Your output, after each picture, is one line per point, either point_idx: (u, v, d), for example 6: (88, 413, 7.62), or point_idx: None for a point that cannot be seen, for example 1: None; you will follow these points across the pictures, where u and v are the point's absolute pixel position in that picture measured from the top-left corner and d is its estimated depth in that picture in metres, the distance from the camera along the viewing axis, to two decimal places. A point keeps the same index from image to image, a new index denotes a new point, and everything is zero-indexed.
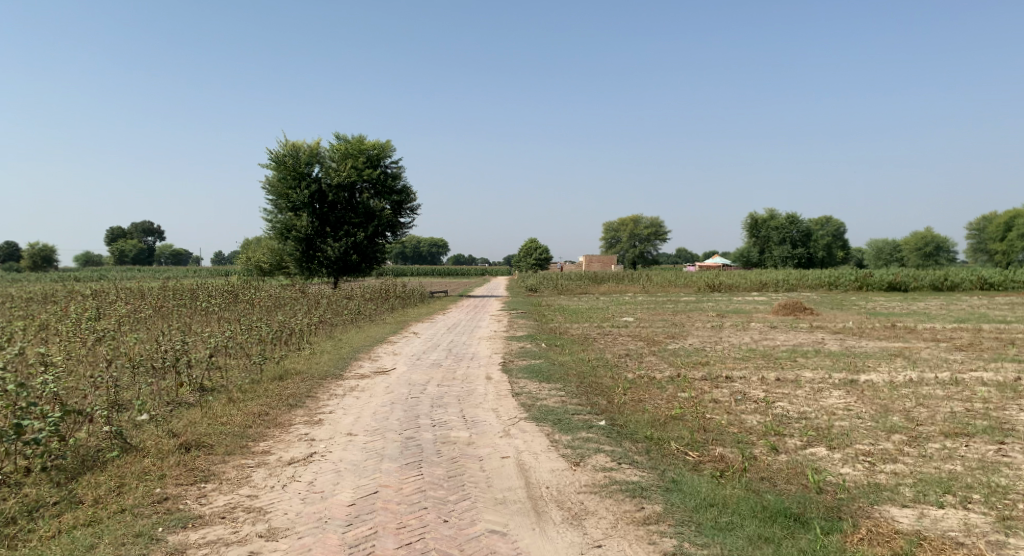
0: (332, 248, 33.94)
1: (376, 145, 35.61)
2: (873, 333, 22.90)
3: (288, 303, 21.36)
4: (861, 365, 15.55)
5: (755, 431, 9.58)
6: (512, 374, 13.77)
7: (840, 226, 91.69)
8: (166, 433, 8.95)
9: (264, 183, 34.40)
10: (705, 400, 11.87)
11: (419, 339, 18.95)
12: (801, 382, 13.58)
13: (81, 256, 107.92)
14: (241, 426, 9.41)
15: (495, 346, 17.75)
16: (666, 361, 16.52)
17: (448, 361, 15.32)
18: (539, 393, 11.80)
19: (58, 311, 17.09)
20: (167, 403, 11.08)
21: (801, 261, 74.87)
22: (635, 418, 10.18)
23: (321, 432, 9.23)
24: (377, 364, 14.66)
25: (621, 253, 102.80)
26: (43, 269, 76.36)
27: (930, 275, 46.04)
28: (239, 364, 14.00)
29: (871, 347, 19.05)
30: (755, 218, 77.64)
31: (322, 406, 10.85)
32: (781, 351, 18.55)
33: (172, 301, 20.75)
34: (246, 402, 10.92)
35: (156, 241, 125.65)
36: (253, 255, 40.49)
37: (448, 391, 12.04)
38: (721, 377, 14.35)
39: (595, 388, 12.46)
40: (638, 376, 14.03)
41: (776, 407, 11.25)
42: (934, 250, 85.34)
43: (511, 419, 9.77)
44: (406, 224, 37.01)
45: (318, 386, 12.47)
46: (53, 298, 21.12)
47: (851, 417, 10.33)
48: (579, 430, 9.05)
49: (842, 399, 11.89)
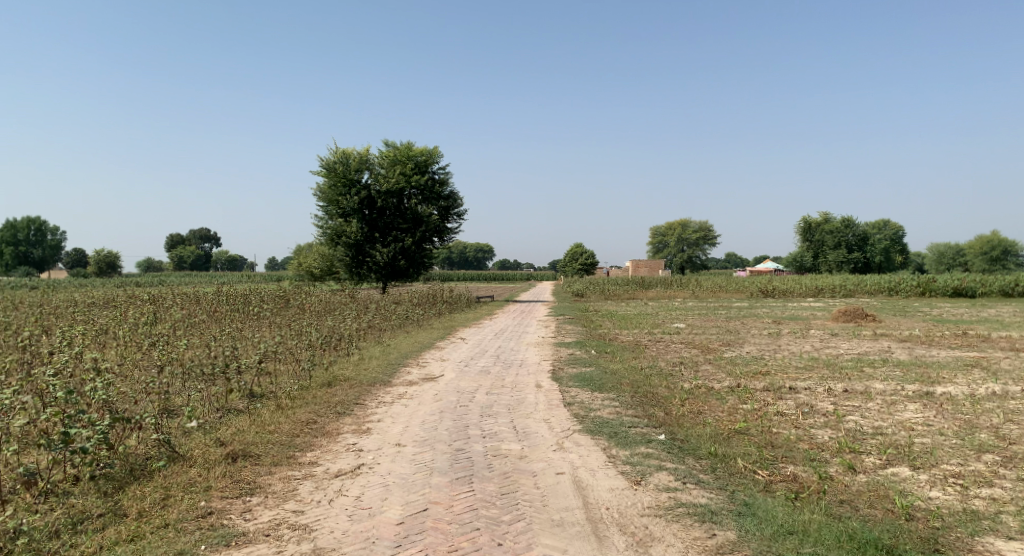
0: (380, 253, 33.90)
1: (424, 151, 35.53)
2: (943, 342, 21.92)
3: (337, 308, 21.25)
4: (935, 377, 14.80)
5: (827, 448, 8.95)
6: (564, 382, 13.31)
7: (899, 229, 88.96)
8: (214, 442, 8.72)
9: (314, 190, 34.59)
10: (768, 412, 11.26)
11: (467, 345, 18.62)
12: (871, 394, 12.88)
13: (141, 262, 110.61)
14: (288, 435, 9.13)
15: (545, 353, 17.34)
16: (724, 370, 15.89)
17: (496, 368, 14.94)
18: (592, 403, 11.32)
19: (115, 316, 17.24)
20: (215, 409, 10.92)
21: (858, 266, 72.82)
22: (696, 431, 9.64)
23: (369, 442, 8.91)
24: (425, 371, 14.37)
25: (670, 258, 101.48)
26: (105, 275, 78.41)
27: (999, 280, 44.17)
28: (288, 369, 13.82)
29: (943, 357, 18.19)
30: (809, 221, 75.78)
31: (370, 414, 10.56)
32: (845, 360, 17.78)
33: (225, 306, 20.84)
34: (294, 409, 10.68)
35: (212, 246, 128.47)
36: (303, 261, 40.79)
37: (498, 399, 11.64)
38: (783, 388, 13.68)
39: (650, 399, 11.93)
40: (695, 386, 13.46)
41: (847, 422, 10.59)
42: (1001, 254, 82.15)
43: (564, 431, 9.31)
44: (453, 230, 36.78)
45: (367, 392, 12.20)
46: (112, 302, 21.41)
47: (932, 434, 9.66)
48: (637, 445, 8.55)
49: (919, 414, 11.18)
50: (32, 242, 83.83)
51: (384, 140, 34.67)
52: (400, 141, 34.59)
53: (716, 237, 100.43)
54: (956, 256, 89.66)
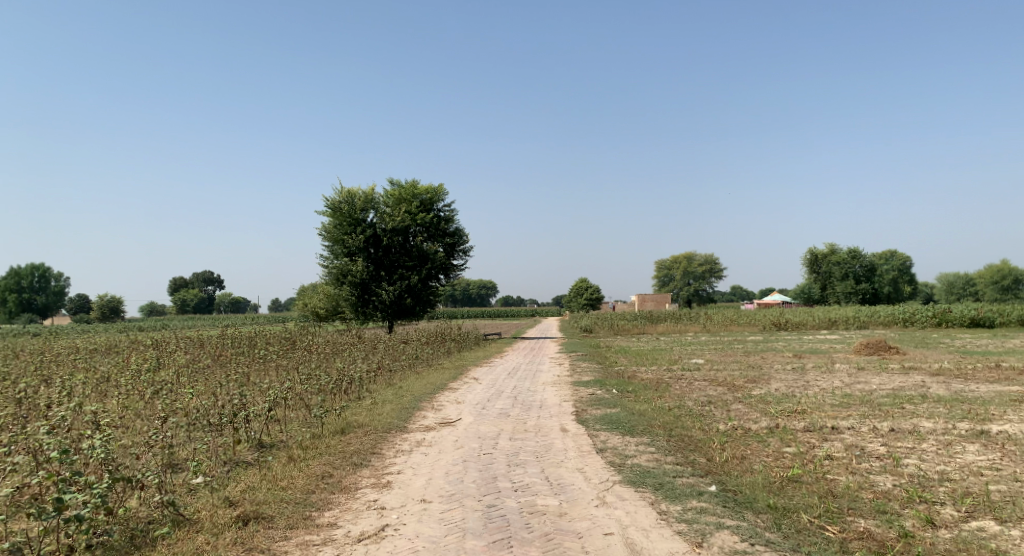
0: (387, 292, 33.19)
1: (430, 189, 35.02)
2: (977, 374, 21.07)
3: (346, 348, 20.52)
4: (984, 414, 14.00)
5: (894, 498, 8.13)
6: (590, 425, 12.47)
7: (906, 259, 88.14)
8: (223, 501, 7.94)
9: (319, 229, 34.05)
10: (817, 456, 10.43)
11: (482, 385, 17.80)
12: (922, 434, 12.06)
13: (145, 307, 109.96)
14: (302, 492, 8.33)
15: (564, 392, 16.55)
16: (757, 408, 15.01)
17: (516, 410, 14.08)
18: (626, 449, 10.50)
19: (117, 363, 16.55)
20: (223, 462, 10.14)
21: (866, 297, 71.88)
22: (747, 480, 8.82)
23: (390, 498, 8.10)
24: (442, 415, 13.54)
25: (677, 292, 100.41)
26: (110, 320, 77.89)
27: (1017, 309, 43.18)
28: (298, 416, 13.06)
29: (983, 391, 17.37)
30: (815, 254, 75.07)
31: (389, 465, 9.76)
32: (881, 396, 16.95)
33: (230, 349, 20.10)
34: (307, 462, 9.88)
35: (215, 288, 128.04)
36: (307, 300, 40.08)
37: (524, 446, 10.81)
38: (825, 428, 12.83)
39: (687, 443, 11.09)
40: (731, 428, 12.60)
41: (906, 466, 9.81)
42: (1011, 284, 81.30)
43: (604, 482, 8.48)
44: (459, 267, 36.10)
45: (382, 440, 11.40)
46: (115, 348, 20.72)
47: (1006, 481, 8.94)
48: (688, 499, 7.71)
49: (982, 456, 10.39)
50: (35, 290, 83.64)
51: (389, 178, 34.20)
52: (405, 179, 34.12)
53: (721, 270, 99.57)
54: (965, 286, 88.67)
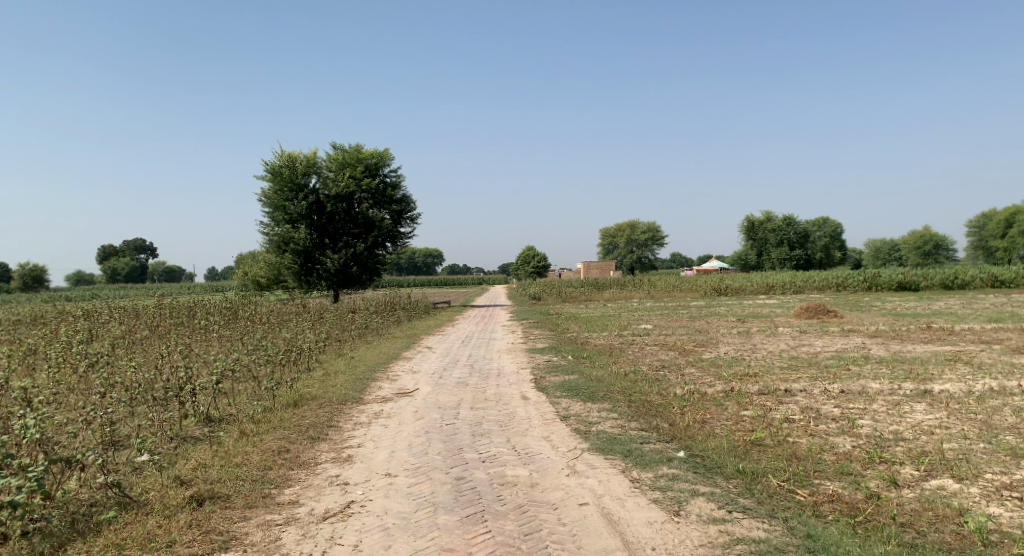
0: (331, 260, 32.50)
1: (375, 153, 34.25)
2: (913, 335, 21.83)
3: (292, 318, 19.98)
4: (926, 374, 14.45)
5: (855, 459, 8.21)
6: (550, 392, 12.38)
7: (838, 225, 90.58)
8: (173, 480, 7.54)
9: (259, 195, 32.96)
10: (776, 419, 10.52)
11: (435, 354, 17.57)
12: (872, 395, 12.33)
13: (72, 276, 105.64)
14: (259, 469, 7.99)
15: (519, 360, 16.44)
16: (710, 373, 15.15)
17: (474, 379, 13.90)
18: (589, 416, 10.43)
19: (47, 336, 15.70)
20: (169, 439, 9.69)
21: (800, 263, 73.78)
22: (712, 445, 8.83)
23: (353, 473, 7.84)
24: (398, 385, 13.27)
25: (619, 259, 101.34)
26: (35, 290, 74.67)
27: (940, 273, 44.74)
28: (247, 389, 12.61)
29: (921, 352, 17.99)
30: (751, 221, 76.50)
31: (348, 438, 9.47)
32: (827, 358, 17.34)
33: (169, 320, 19.35)
34: (261, 437, 9.51)
35: (147, 257, 123.99)
36: (247, 269, 38.93)
37: (486, 415, 10.63)
38: (779, 390, 13.02)
39: (648, 408, 11.08)
40: (688, 392, 12.67)
41: (862, 426, 9.99)
42: (933, 248, 84.60)
43: (572, 451, 8.37)
44: (406, 234, 35.58)
45: (338, 412, 11.08)
46: (42, 320, 19.69)
47: (957, 439, 9.16)
48: (658, 465, 7.65)
49: (931, 415, 10.68)
50: None
51: (332, 142, 33.28)
52: (349, 143, 33.28)
53: (662, 237, 100.75)
54: (891, 251, 91.58)
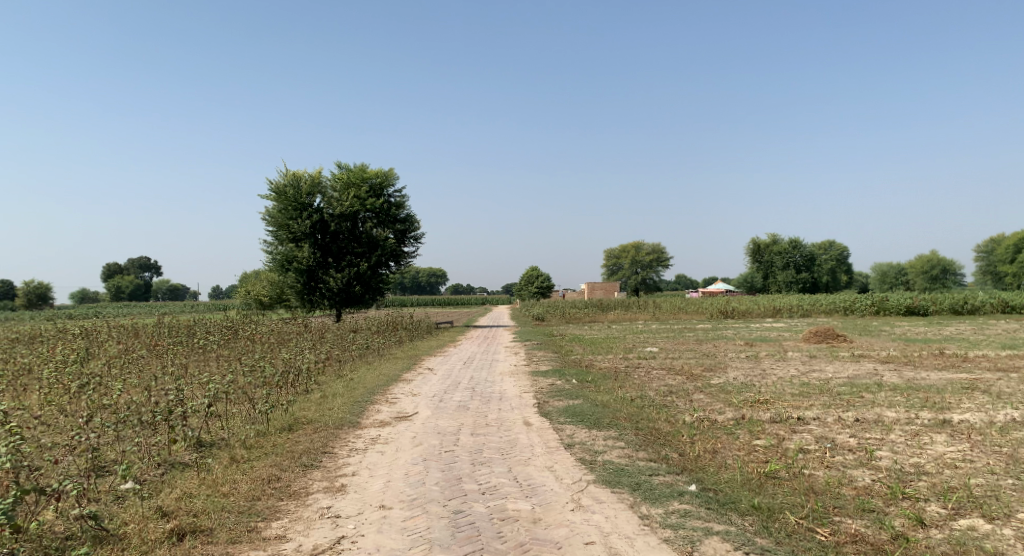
0: (334, 279, 32.21)
1: (380, 173, 34.02)
2: (926, 361, 21.32)
3: (291, 338, 19.60)
4: (943, 402, 13.97)
5: (876, 494, 7.73)
6: (554, 418, 11.93)
7: (844, 248, 90.08)
8: (154, 512, 7.19)
9: (263, 213, 32.69)
10: (790, 450, 10.09)
11: (436, 376, 17.17)
12: (888, 425, 11.86)
13: (76, 293, 105.48)
14: (246, 500, 7.60)
15: (522, 383, 16.01)
16: (719, 399, 14.69)
17: (476, 402, 13.47)
18: (595, 444, 10.00)
19: (41, 355, 15.35)
20: (156, 465, 9.33)
21: (806, 286, 73.27)
22: (724, 477, 8.40)
23: (346, 504, 7.43)
24: (397, 409, 12.85)
25: (625, 280, 100.82)
26: (38, 307, 74.55)
27: (948, 298, 44.15)
28: (242, 412, 12.22)
29: (936, 379, 17.51)
30: (756, 243, 76.07)
31: (343, 465, 9.07)
32: (839, 385, 16.85)
33: (167, 339, 19.00)
34: (251, 464, 9.11)
35: (152, 275, 124.05)
36: (250, 287, 38.61)
37: (487, 442, 10.20)
38: (791, 418, 12.57)
39: (656, 436, 10.64)
40: (697, 419, 12.22)
41: (880, 458, 9.54)
42: (940, 273, 84.13)
43: (577, 482, 7.94)
44: (410, 254, 35.29)
45: (334, 437, 10.67)
46: (39, 338, 19.34)
47: (983, 474, 8.70)
48: (669, 500, 7.23)
49: (953, 446, 10.22)
50: None
51: (337, 161, 33.06)
52: (353, 163, 33.06)
53: (667, 259, 100.30)
54: (897, 275, 90.98)
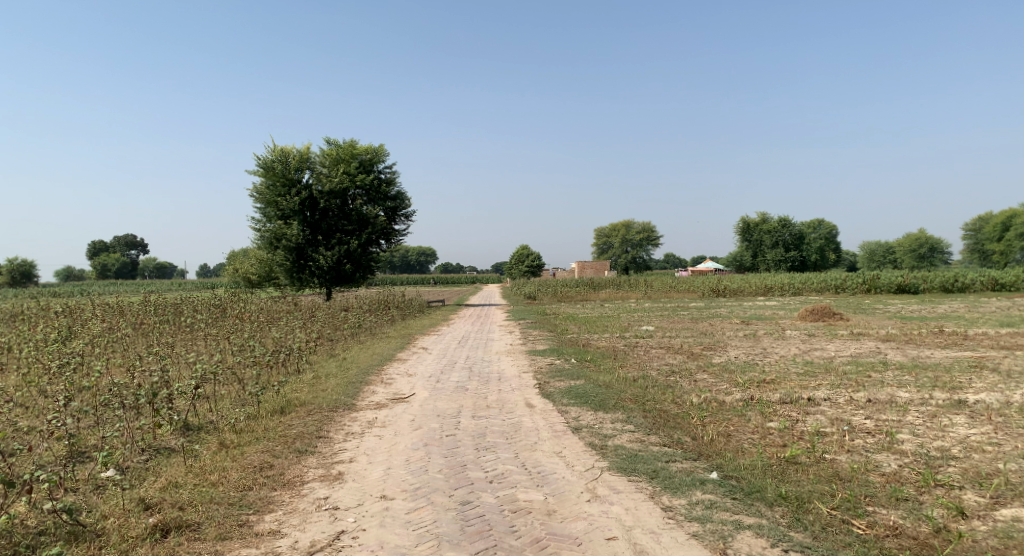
0: (324, 257, 31.50)
1: (370, 149, 33.31)
2: (928, 340, 20.94)
3: (282, 317, 19.00)
4: (955, 381, 13.56)
5: (907, 480, 7.25)
6: (556, 400, 11.44)
7: (833, 227, 89.93)
8: (136, 505, 6.69)
9: (250, 190, 31.93)
10: (807, 432, 9.63)
11: (431, 355, 16.66)
12: (903, 405, 11.42)
13: (62, 271, 104.17)
14: (236, 490, 7.08)
15: (519, 362, 15.53)
16: (724, 378, 14.23)
17: (474, 383, 12.98)
18: (603, 428, 9.52)
19: (21, 334, 14.69)
20: (141, 451, 8.81)
21: (795, 264, 73.02)
22: (744, 463, 7.93)
23: (344, 495, 6.92)
24: (393, 390, 12.31)
25: (614, 259, 100.19)
26: (24, 286, 73.57)
27: (939, 276, 43.91)
28: (231, 393, 11.67)
29: (941, 357, 17.14)
30: (746, 221, 75.58)
31: (339, 451, 8.55)
32: (844, 364, 16.43)
33: (153, 318, 18.36)
34: (241, 450, 8.58)
35: (138, 253, 122.71)
36: (238, 265, 37.92)
37: (489, 425, 9.69)
38: (802, 399, 12.11)
39: (666, 419, 10.16)
40: (705, 400, 11.75)
41: (903, 441, 9.10)
42: (928, 251, 84.21)
43: (590, 470, 7.45)
44: (400, 232, 34.65)
45: (327, 421, 10.14)
46: (20, 317, 18.65)
47: (1014, 459, 8.27)
48: (690, 489, 6.76)
49: (976, 429, 9.78)
50: None
51: (326, 137, 32.27)
52: (343, 138, 32.31)
53: (657, 237, 99.96)
54: (886, 253, 90.85)
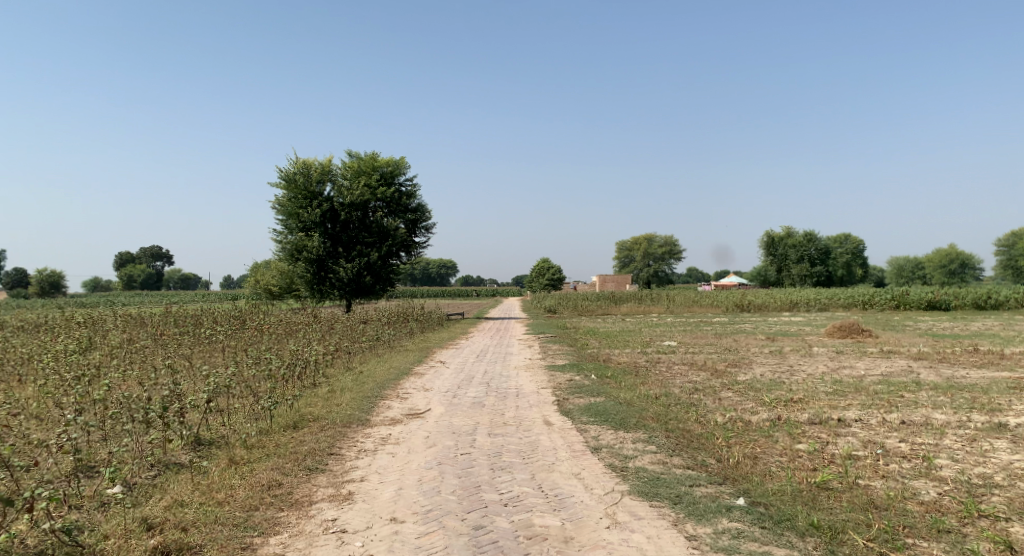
0: (344, 269, 31.40)
1: (391, 161, 33.22)
2: (962, 359, 20.29)
3: (301, 328, 18.85)
4: (993, 403, 13.02)
5: (947, 510, 6.84)
6: (576, 418, 11.11)
7: (859, 242, 88.72)
8: (138, 525, 6.46)
9: (272, 202, 32.00)
10: (838, 455, 9.21)
11: (449, 369, 16.38)
12: (939, 428, 10.94)
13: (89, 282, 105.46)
14: (242, 510, 6.84)
15: (539, 378, 15.19)
16: (750, 397, 13.80)
17: (492, 399, 12.67)
18: (624, 448, 9.16)
19: (40, 344, 14.65)
20: (149, 466, 8.60)
21: (821, 279, 71.97)
22: (773, 488, 7.56)
23: (353, 516, 6.64)
24: (408, 405, 12.03)
25: (636, 272, 99.37)
26: (50, 296, 74.36)
27: (971, 293, 42.96)
28: (245, 406, 11.47)
29: (976, 377, 16.54)
30: (771, 236, 74.74)
31: (350, 469, 8.28)
32: (875, 383, 15.89)
33: (173, 329, 18.29)
34: (250, 467, 8.34)
35: (165, 264, 123.95)
36: (261, 277, 38.00)
37: (506, 444, 9.37)
38: (831, 419, 11.66)
39: (689, 440, 9.79)
40: (730, 420, 11.34)
41: (940, 466, 8.66)
42: (958, 267, 82.73)
43: (610, 493, 7.12)
44: (421, 244, 34.47)
45: (340, 437, 9.88)
46: (41, 327, 18.66)
47: None
48: (716, 517, 6.42)
49: (1017, 454, 9.30)
50: None
51: (348, 149, 32.25)
52: (365, 151, 32.27)
53: (680, 252, 99.25)
54: (914, 269, 89.40)
